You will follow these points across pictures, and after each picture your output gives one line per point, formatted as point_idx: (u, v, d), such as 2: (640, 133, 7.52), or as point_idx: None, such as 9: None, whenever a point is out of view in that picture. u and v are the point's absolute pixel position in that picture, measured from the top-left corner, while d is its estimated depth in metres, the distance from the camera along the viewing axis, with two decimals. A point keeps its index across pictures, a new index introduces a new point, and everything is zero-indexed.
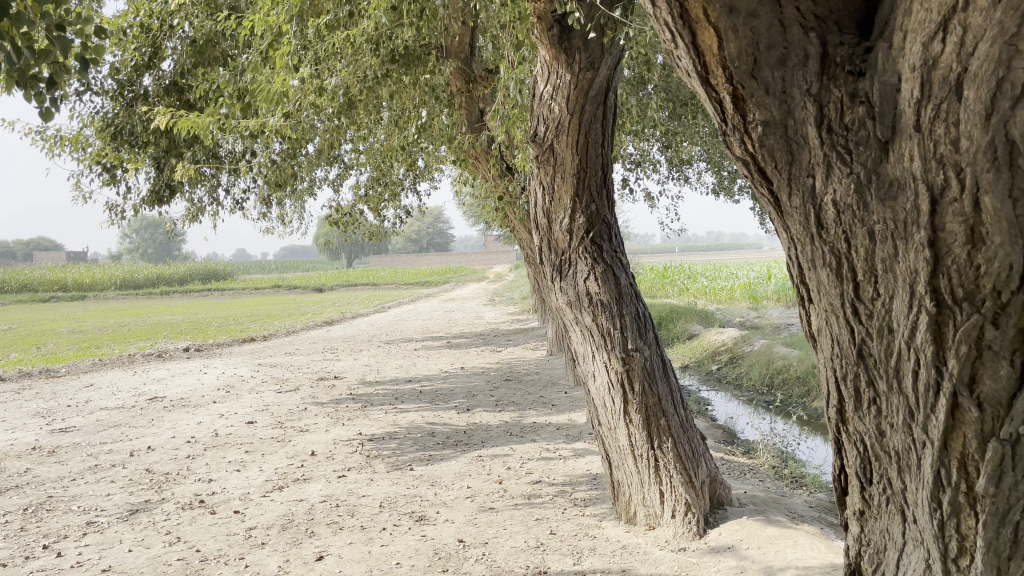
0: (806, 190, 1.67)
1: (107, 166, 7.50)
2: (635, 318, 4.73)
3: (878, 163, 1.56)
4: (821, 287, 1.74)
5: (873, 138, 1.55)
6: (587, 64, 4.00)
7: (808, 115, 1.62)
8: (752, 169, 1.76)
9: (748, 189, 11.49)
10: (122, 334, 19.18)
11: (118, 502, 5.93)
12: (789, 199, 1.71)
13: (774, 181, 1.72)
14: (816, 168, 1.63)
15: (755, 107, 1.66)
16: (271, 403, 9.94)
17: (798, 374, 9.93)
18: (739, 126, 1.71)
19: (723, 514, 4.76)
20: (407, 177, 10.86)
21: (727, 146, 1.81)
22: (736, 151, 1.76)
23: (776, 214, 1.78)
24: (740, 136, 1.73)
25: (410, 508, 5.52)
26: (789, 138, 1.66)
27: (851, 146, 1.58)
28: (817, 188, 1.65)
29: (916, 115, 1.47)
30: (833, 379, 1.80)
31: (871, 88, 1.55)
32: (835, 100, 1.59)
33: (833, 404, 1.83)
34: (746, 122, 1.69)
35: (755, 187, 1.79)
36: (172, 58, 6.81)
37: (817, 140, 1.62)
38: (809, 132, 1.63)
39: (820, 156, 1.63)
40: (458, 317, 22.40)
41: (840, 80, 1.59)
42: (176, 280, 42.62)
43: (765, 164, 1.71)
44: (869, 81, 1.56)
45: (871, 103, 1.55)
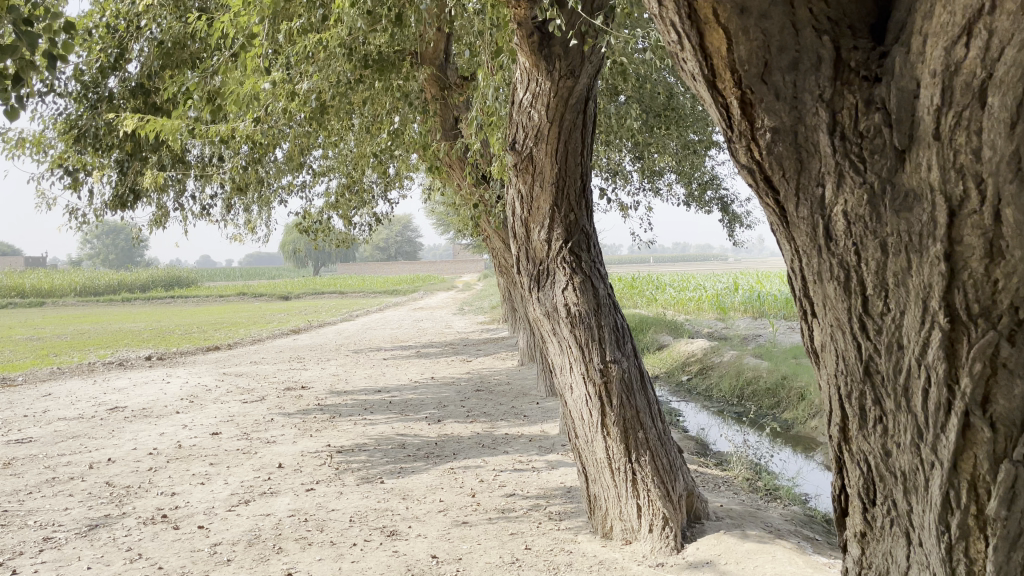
0: (815, 200, 1.65)
1: (70, 169, 7.29)
2: (613, 330, 4.66)
3: (893, 172, 1.53)
4: (827, 301, 1.71)
5: (889, 147, 1.53)
6: (567, 71, 3.93)
7: (820, 121, 1.60)
8: (757, 177, 1.73)
9: (718, 201, 11.55)
10: (81, 342, 18.73)
11: (77, 518, 5.70)
12: (796, 209, 1.68)
13: (781, 191, 1.70)
14: (826, 177, 1.61)
15: (764, 112, 1.64)
16: (237, 413, 9.72)
17: (769, 385, 9.95)
18: (746, 133, 1.69)
19: (701, 528, 4.71)
20: (377, 185, 10.74)
21: (731, 153, 1.78)
22: (740, 159, 1.74)
23: (781, 225, 1.75)
24: (746, 143, 1.70)
25: (381, 523, 5.39)
26: (799, 145, 1.64)
27: (865, 154, 1.56)
28: (826, 198, 1.63)
29: (935, 123, 1.45)
30: (836, 397, 1.77)
31: (887, 95, 1.54)
32: (849, 106, 1.57)
33: (836, 421, 1.79)
34: (753, 129, 1.67)
35: (760, 197, 1.76)
36: (139, 60, 6.64)
37: (828, 148, 1.60)
38: (821, 139, 1.61)
39: (830, 165, 1.60)
40: (427, 326, 22.26)
41: (854, 85, 1.57)
42: (138, 287, 41.89)
43: (772, 172, 1.69)
44: (885, 87, 1.54)
45: (887, 110, 1.53)
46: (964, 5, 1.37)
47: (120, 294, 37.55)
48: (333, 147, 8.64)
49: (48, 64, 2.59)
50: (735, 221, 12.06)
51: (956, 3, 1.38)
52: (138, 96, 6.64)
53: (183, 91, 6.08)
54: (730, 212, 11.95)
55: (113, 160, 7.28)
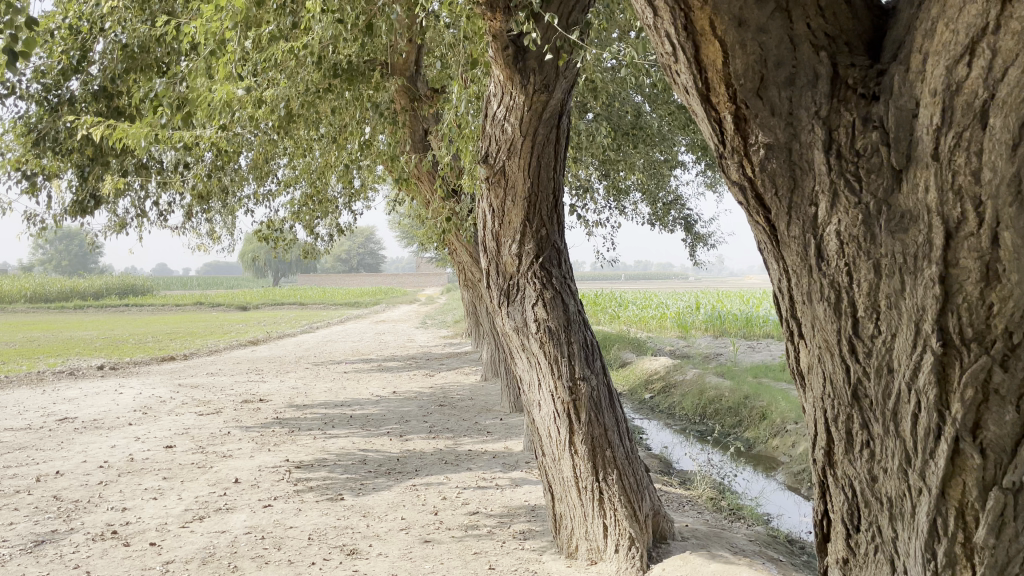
0: (807, 219, 1.68)
1: (28, 173, 7.07)
2: (582, 346, 4.61)
3: (889, 193, 1.57)
4: (816, 322, 1.73)
5: (886, 166, 1.57)
6: (541, 86, 3.90)
7: (816, 139, 1.63)
8: (748, 194, 1.76)
9: (682, 220, 11.63)
10: (30, 350, 18.18)
11: (22, 533, 5.48)
12: (788, 228, 1.71)
13: (772, 209, 1.73)
14: (820, 196, 1.64)
15: (758, 128, 1.67)
16: (192, 426, 9.48)
17: (730, 405, 10.00)
18: (739, 149, 1.71)
19: (666, 548, 4.65)
20: (342, 196, 10.62)
21: (722, 169, 1.81)
22: (732, 175, 1.76)
23: (771, 244, 1.78)
24: (738, 159, 1.73)
25: (340, 541, 5.26)
26: (792, 162, 1.67)
27: (861, 173, 1.59)
28: (819, 218, 1.66)
29: (934, 143, 1.48)
30: (822, 420, 1.78)
31: (884, 113, 1.58)
32: (846, 124, 1.61)
33: (821, 446, 1.80)
34: (747, 145, 1.70)
35: (751, 215, 1.79)
36: (102, 63, 6.48)
37: (824, 166, 1.63)
38: (815, 157, 1.64)
39: (824, 183, 1.63)
40: (389, 340, 22.09)
41: (852, 102, 1.61)
42: (92, 295, 40.96)
43: (764, 190, 1.71)
44: (883, 105, 1.58)
45: (885, 128, 1.57)
46: (967, 24, 1.41)
47: (72, 301, 36.65)
48: (299, 156, 8.51)
49: (9, 61, 2.50)
50: (698, 241, 12.15)
51: (960, 22, 1.42)
52: (101, 100, 6.49)
53: (150, 95, 5.94)
54: (694, 232, 12.04)
55: (72, 164, 7.09)
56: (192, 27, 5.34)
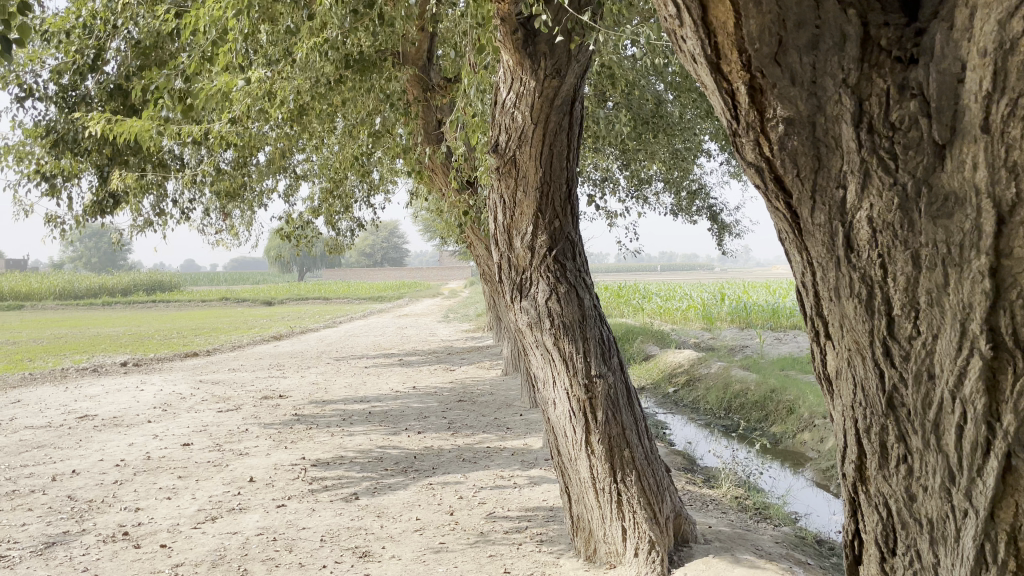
0: (835, 204, 1.51)
1: (46, 175, 7.03)
2: (599, 342, 4.44)
3: (930, 172, 1.40)
4: (845, 321, 1.57)
5: (926, 141, 1.39)
6: (553, 71, 3.73)
7: (844, 111, 1.45)
8: (766, 176, 1.59)
9: (706, 210, 11.38)
10: (57, 347, 18.30)
11: (34, 534, 5.41)
12: (811, 215, 1.55)
13: (794, 194, 1.56)
14: (849, 178, 1.47)
15: (777, 100, 1.49)
16: (210, 423, 9.43)
17: (756, 399, 9.76)
18: (754, 126, 1.54)
19: (689, 552, 4.47)
20: (362, 190, 10.51)
21: (736, 151, 1.63)
22: (747, 157, 1.59)
23: (793, 234, 1.61)
24: (754, 137, 1.55)
25: (353, 543, 5.13)
26: (817, 140, 1.49)
27: (898, 150, 1.42)
28: (847, 202, 1.50)
29: (984, 113, 1.32)
30: (854, 430, 1.63)
31: (924, 79, 1.40)
32: (879, 92, 1.43)
33: (851, 460, 1.66)
34: (764, 120, 1.52)
35: (770, 200, 1.62)
36: (115, 61, 6.38)
37: (854, 143, 1.45)
38: (843, 132, 1.46)
39: (855, 162, 1.46)
40: (411, 334, 22.03)
41: (886, 68, 1.43)
42: (119, 291, 41.31)
43: (785, 172, 1.54)
44: (923, 69, 1.40)
45: (925, 97, 1.39)
46: None
47: (99, 298, 37.01)
48: (316, 149, 8.40)
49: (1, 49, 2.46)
50: (723, 231, 11.90)
51: None
52: (116, 98, 6.42)
53: (153, 88, 5.81)
54: (719, 221, 11.78)
55: (90, 164, 7.03)
56: (198, 18, 5.22)
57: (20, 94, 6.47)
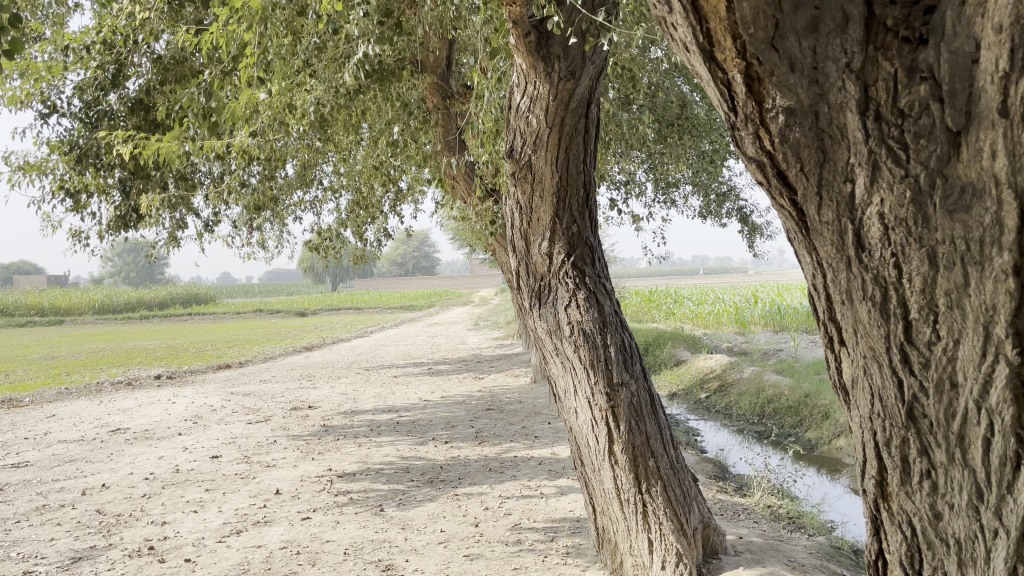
0: (842, 199, 1.43)
1: (71, 191, 7.10)
2: (620, 349, 4.34)
3: (944, 163, 1.31)
4: (860, 326, 1.50)
5: (939, 128, 1.30)
6: (567, 73, 3.65)
7: (848, 98, 1.36)
8: (768, 171, 1.50)
9: (737, 212, 11.21)
10: (94, 361, 18.54)
11: (61, 549, 5.44)
12: (819, 213, 1.47)
13: (799, 189, 1.47)
14: (857, 171, 1.38)
15: (776, 88, 1.39)
16: (240, 434, 9.47)
17: (790, 404, 9.57)
18: (753, 118, 1.45)
19: (718, 564, 4.34)
20: (389, 201, 10.52)
21: (736, 145, 1.54)
22: (748, 151, 1.50)
23: (801, 233, 1.53)
24: (754, 130, 1.47)
25: (376, 556, 5.08)
26: (821, 129, 1.40)
27: (908, 139, 1.32)
28: (856, 196, 1.41)
29: (1002, 97, 1.23)
30: (872, 444, 1.57)
31: (934, 60, 1.30)
32: (886, 76, 1.33)
33: (872, 475, 1.60)
34: (763, 111, 1.43)
35: (774, 197, 1.54)
36: (138, 78, 6.41)
37: (861, 132, 1.36)
38: (849, 120, 1.37)
39: (862, 153, 1.37)
40: (441, 342, 22.02)
41: (893, 50, 1.32)
42: (157, 304, 41.94)
43: (787, 167, 1.46)
44: (933, 49, 1.30)
45: (936, 80, 1.30)
46: None
47: (137, 312, 37.54)
48: (342, 160, 8.41)
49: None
50: (755, 233, 11.71)
51: None
52: (139, 113, 6.45)
53: (174, 103, 5.79)
54: (749, 223, 11.61)
55: (115, 179, 7.08)
56: (216, 32, 5.22)
57: (44, 110, 6.54)
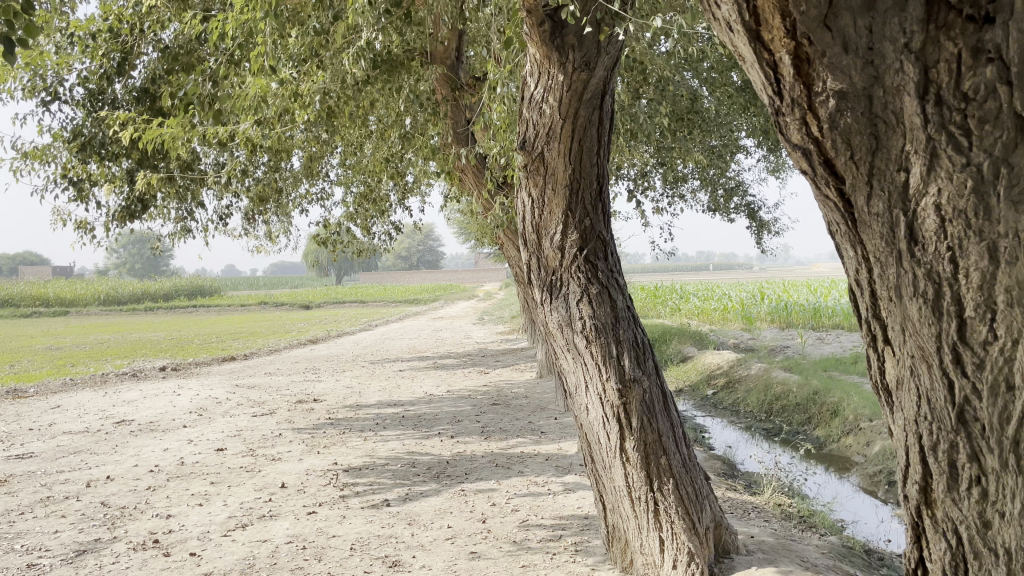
0: (897, 186, 1.55)
1: (75, 179, 7.02)
2: (633, 345, 4.27)
3: (1008, 151, 1.45)
4: (909, 321, 1.63)
5: (1005, 112, 1.43)
6: (581, 63, 3.59)
7: (907, 81, 1.48)
8: (814, 158, 1.63)
9: (745, 208, 11.13)
10: (98, 353, 18.51)
11: (65, 542, 5.40)
12: (868, 203, 1.60)
13: (848, 179, 1.60)
14: (914, 159, 1.51)
15: (826, 69, 1.51)
16: (244, 427, 9.43)
17: (798, 401, 9.49)
18: (803, 103, 1.57)
19: (730, 564, 4.29)
20: (396, 194, 10.46)
21: (782, 132, 1.66)
22: (794, 137, 1.63)
23: (848, 224, 1.66)
24: (801, 116, 1.59)
25: (383, 552, 5.03)
26: (874, 115, 1.52)
27: (972, 124, 1.46)
28: (911, 185, 1.54)
29: None
30: (919, 451, 1.70)
31: (999, 39, 1.42)
32: (948, 57, 1.45)
33: (917, 483, 1.73)
34: (812, 94, 1.55)
35: (821, 186, 1.66)
36: (144, 68, 6.33)
37: (922, 117, 1.49)
38: (907, 105, 1.49)
39: (919, 141, 1.50)
40: (446, 336, 21.95)
41: (957, 29, 1.45)
42: (161, 296, 41.94)
43: (838, 156, 1.58)
44: (1000, 28, 1.42)
45: (1002, 59, 1.43)
46: None
47: (142, 303, 37.55)
48: (348, 153, 8.32)
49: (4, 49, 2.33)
50: (763, 228, 11.64)
51: None
52: (145, 103, 6.38)
53: (178, 91, 5.68)
54: (758, 219, 11.53)
55: (121, 169, 7.01)
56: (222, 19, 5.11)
57: (47, 98, 6.48)
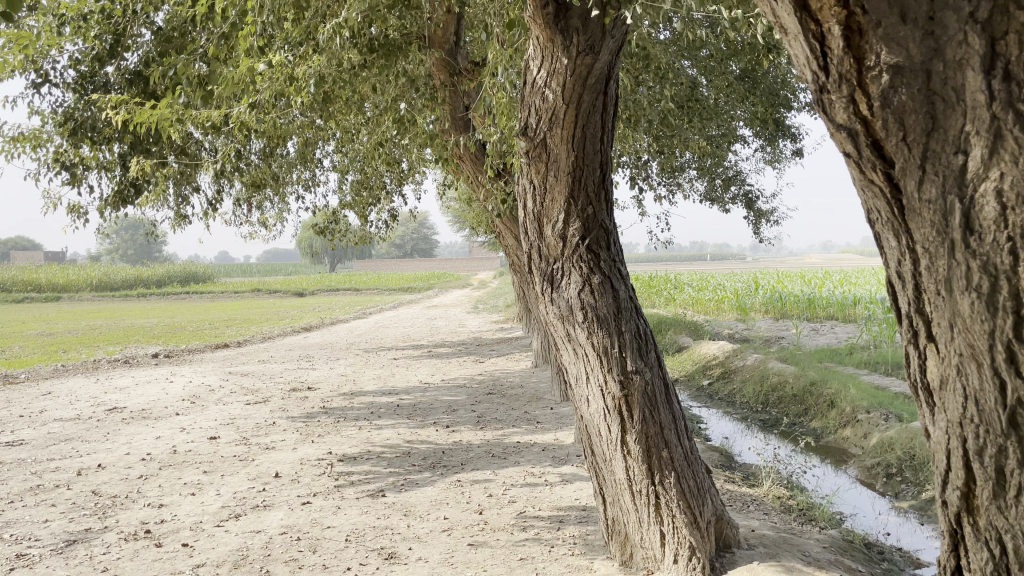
0: (953, 169, 1.52)
1: (66, 163, 6.88)
2: (635, 336, 4.18)
3: None
4: (960, 315, 1.60)
5: None
6: (586, 47, 3.50)
7: (970, 54, 1.46)
8: (860, 140, 1.60)
9: (742, 198, 11.04)
10: (90, 338, 18.39)
11: (55, 532, 5.31)
12: (920, 189, 1.56)
13: (898, 164, 1.57)
14: (973, 141, 1.48)
15: (880, 40, 1.49)
16: (238, 415, 9.32)
17: (795, 392, 9.43)
18: (852, 80, 1.54)
19: (732, 558, 4.22)
20: (392, 181, 10.34)
21: (824, 112, 1.64)
22: (838, 117, 1.60)
23: (895, 212, 1.63)
24: (848, 93, 1.56)
25: (378, 544, 4.94)
26: (931, 93, 1.50)
27: None
28: (968, 168, 1.50)
29: None
30: (964, 455, 1.71)
31: None
32: (1015, 30, 1.44)
33: (957, 491, 1.76)
34: (865, 68, 1.52)
35: (866, 171, 1.63)
36: (137, 50, 6.20)
37: (986, 93, 1.46)
38: (969, 80, 1.47)
39: (981, 121, 1.48)
40: (441, 325, 21.86)
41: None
42: (154, 282, 41.73)
43: (888, 137, 1.56)
44: None
45: None
46: None
47: (135, 289, 37.33)
48: (343, 139, 8.19)
49: None
50: (761, 218, 11.56)
51: None
52: (138, 86, 6.25)
53: (171, 73, 5.54)
54: (755, 209, 11.44)
55: (112, 153, 6.88)
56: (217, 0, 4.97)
57: (37, 80, 6.35)
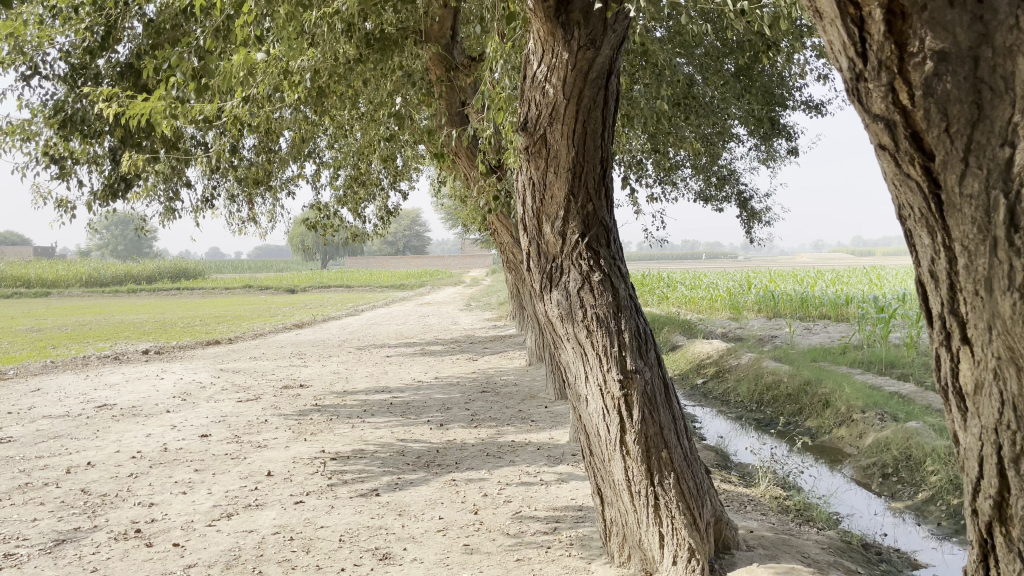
0: (999, 162, 1.56)
1: (56, 157, 6.78)
2: (634, 335, 4.12)
3: None
4: (1002, 314, 1.62)
5: None
6: (587, 42, 3.44)
7: (1017, 41, 1.51)
8: (898, 132, 1.62)
9: (736, 196, 11.01)
10: (80, 334, 18.24)
11: (44, 531, 5.22)
12: (962, 183, 1.60)
13: (939, 157, 1.60)
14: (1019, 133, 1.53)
15: (924, 24, 1.53)
16: (229, 413, 9.23)
17: (789, 391, 9.40)
18: (895, 67, 1.57)
19: (730, 560, 4.17)
20: (386, 177, 10.26)
21: (860, 102, 1.66)
22: (876, 107, 1.63)
23: (933, 208, 1.65)
24: (888, 82, 1.59)
25: (372, 544, 4.88)
26: (976, 82, 1.54)
27: None
28: (1013, 160, 1.55)
29: None
30: (1001, 460, 1.74)
31: None
32: None
33: (992, 500, 1.80)
34: (909, 54, 1.56)
35: (904, 165, 1.65)
36: (128, 42, 6.11)
37: None
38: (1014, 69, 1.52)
39: None
40: (433, 322, 21.79)
41: None
42: (145, 278, 41.48)
43: (930, 129, 1.59)
44: None
45: None
46: None
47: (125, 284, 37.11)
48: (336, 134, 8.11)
49: None
50: (755, 217, 11.54)
51: None
52: (129, 79, 6.16)
53: (163, 65, 5.45)
54: (749, 208, 11.42)
55: (103, 146, 6.78)
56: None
57: (27, 72, 6.25)
